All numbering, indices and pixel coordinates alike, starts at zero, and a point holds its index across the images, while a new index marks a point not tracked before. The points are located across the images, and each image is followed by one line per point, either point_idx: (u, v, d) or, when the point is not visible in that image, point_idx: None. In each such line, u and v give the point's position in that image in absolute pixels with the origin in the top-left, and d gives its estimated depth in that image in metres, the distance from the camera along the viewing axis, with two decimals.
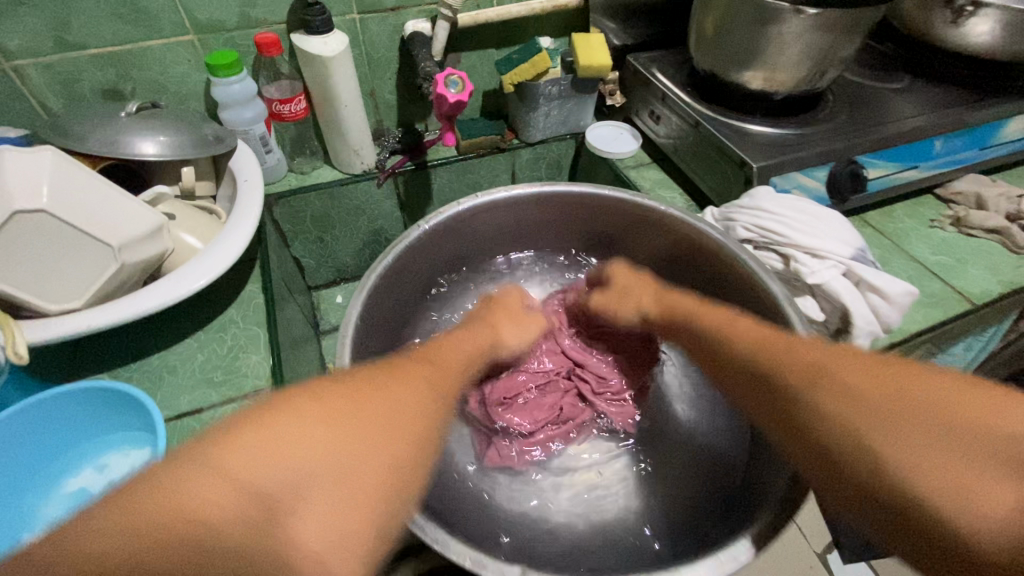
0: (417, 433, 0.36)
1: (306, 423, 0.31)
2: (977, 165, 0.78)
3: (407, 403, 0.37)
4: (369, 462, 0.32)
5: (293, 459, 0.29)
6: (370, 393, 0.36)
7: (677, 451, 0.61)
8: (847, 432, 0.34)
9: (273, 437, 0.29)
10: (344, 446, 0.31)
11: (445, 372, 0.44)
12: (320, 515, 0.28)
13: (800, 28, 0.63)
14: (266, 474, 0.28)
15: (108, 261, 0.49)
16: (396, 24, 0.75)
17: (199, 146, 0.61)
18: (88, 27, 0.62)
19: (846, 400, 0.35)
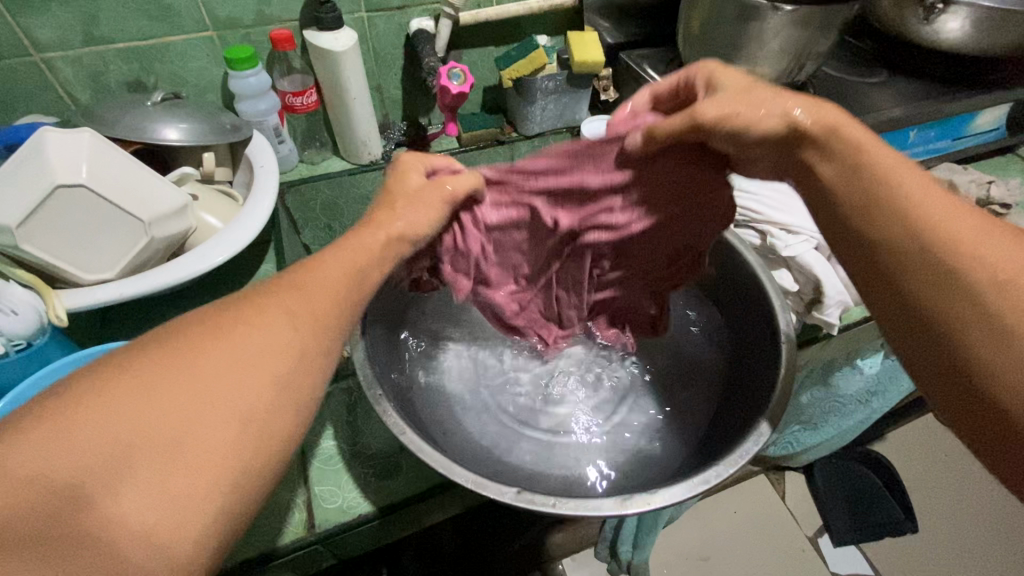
0: (266, 379, 0.32)
1: (110, 396, 0.28)
2: (950, 154, 0.83)
3: (259, 345, 0.33)
4: (200, 429, 0.29)
5: (90, 445, 0.27)
6: (198, 345, 0.32)
7: (680, 377, 0.64)
8: (987, 323, 0.34)
9: (75, 419, 0.27)
10: (168, 414, 0.29)
11: (326, 297, 0.38)
12: (143, 494, 0.27)
13: (778, 24, 0.67)
14: (54, 462, 0.26)
15: (138, 235, 0.53)
16: (402, 22, 0.80)
17: (218, 134, 0.66)
18: (115, 23, 0.67)
19: (998, 291, 0.34)
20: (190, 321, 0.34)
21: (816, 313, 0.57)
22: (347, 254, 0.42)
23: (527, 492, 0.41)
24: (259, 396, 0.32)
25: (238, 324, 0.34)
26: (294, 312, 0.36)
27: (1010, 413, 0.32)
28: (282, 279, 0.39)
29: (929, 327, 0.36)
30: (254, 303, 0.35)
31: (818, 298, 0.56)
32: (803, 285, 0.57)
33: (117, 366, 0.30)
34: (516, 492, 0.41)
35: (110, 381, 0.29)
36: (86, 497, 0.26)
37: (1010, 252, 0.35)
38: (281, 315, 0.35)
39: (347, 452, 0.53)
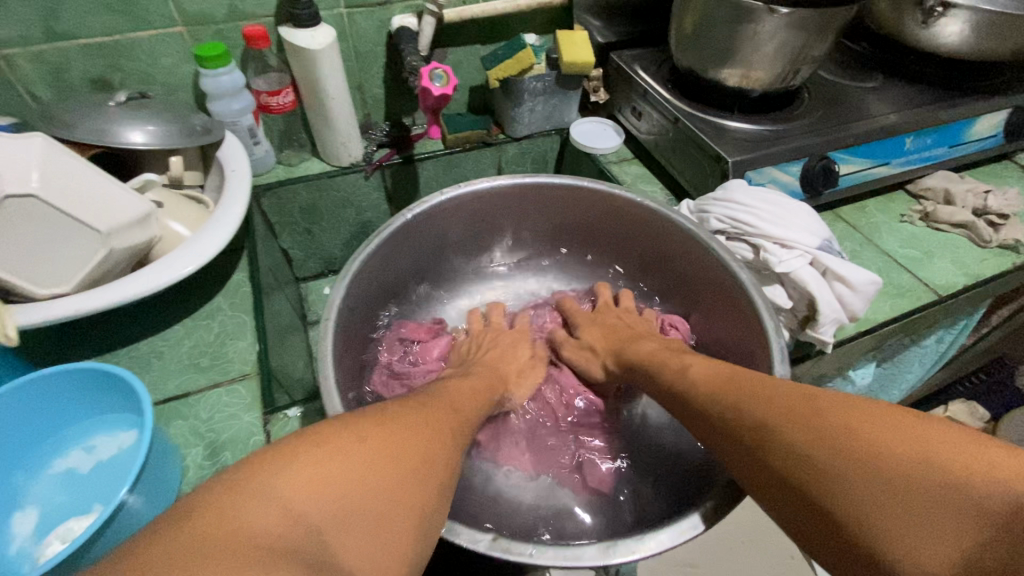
0: (430, 473, 0.40)
1: (345, 450, 0.35)
2: (947, 162, 0.81)
3: (425, 442, 0.41)
4: (395, 500, 0.36)
5: (332, 489, 0.33)
6: (397, 431, 0.40)
7: (648, 458, 0.61)
8: (801, 456, 0.38)
9: (326, 467, 0.34)
10: (375, 476, 0.36)
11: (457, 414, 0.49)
12: (359, 545, 0.33)
13: (773, 26, 0.65)
14: (308, 500, 0.32)
15: (96, 246, 0.50)
16: (383, 19, 0.77)
17: (187, 136, 0.62)
18: (78, 18, 0.63)
19: (797, 426, 0.40)
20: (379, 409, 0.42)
21: (810, 331, 0.55)
22: (473, 384, 0.56)
23: (503, 540, 0.39)
24: (433, 485, 0.39)
25: (417, 423, 0.42)
26: (456, 422, 0.47)
27: (834, 524, 0.36)
28: (433, 397, 0.49)
29: (753, 448, 0.42)
30: (422, 408, 0.46)
31: (813, 314, 0.54)
32: (797, 302, 0.55)
33: (350, 427, 0.38)
34: (490, 541, 0.39)
35: (344, 434, 0.37)
36: (320, 531, 0.31)
37: (811, 399, 0.41)
38: (444, 421, 0.46)
39: None
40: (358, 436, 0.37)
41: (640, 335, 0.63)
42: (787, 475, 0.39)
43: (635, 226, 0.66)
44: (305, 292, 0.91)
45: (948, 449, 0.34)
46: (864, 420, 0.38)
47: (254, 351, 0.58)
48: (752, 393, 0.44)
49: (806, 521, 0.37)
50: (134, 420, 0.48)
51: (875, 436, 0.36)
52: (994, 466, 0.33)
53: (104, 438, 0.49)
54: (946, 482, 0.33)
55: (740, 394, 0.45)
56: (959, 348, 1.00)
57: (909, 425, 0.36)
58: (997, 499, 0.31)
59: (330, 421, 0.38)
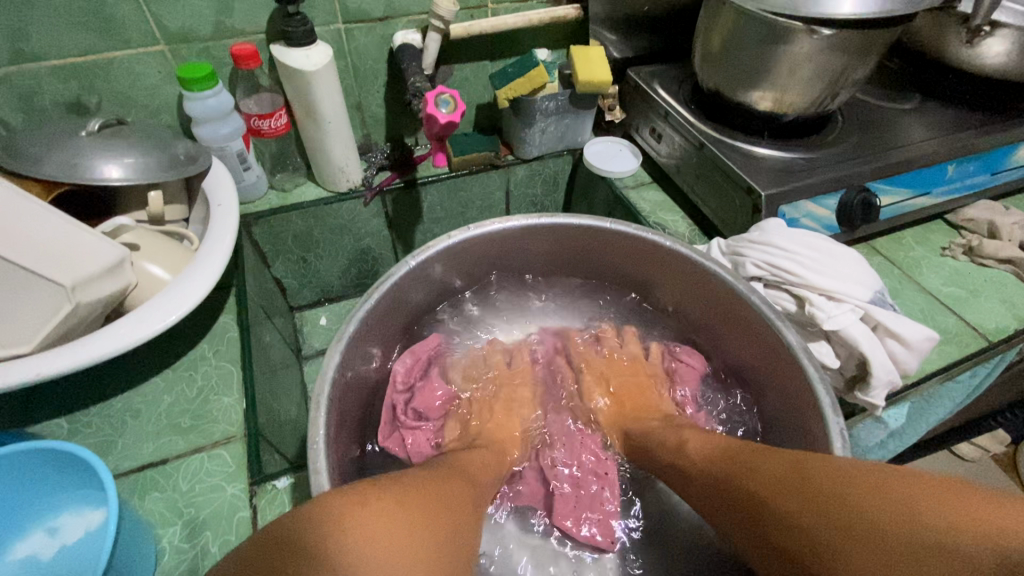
0: (455, 538, 0.39)
1: (381, 508, 0.35)
2: (989, 190, 0.75)
3: (444, 509, 0.40)
4: (430, 552, 0.35)
5: (376, 535, 0.33)
6: (421, 496, 0.40)
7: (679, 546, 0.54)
8: (796, 528, 0.37)
9: (368, 518, 0.34)
10: (412, 534, 0.35)
11: (467, 479, 0.48)
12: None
13: (812, 48, 0.59)
14: (356, 559, 0.31)
15: (60, 302, 0.44)
16: (384, 34, 0.71)
17: (168, 168, 0.56)
18: (48, 37, 0.57)
19: (789, 496, 0.38)
20: (403, 476, 0.42)
21: (860, 394, 0.49)
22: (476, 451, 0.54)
23: None
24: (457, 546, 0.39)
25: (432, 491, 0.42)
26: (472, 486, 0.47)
27: None
28: (446, 467, 0.48)
29: (759, 524, 0.40)
30: (432, 475, 0.45)
31: (863, 375, 0.48)
32: (846, 361, 0.50)
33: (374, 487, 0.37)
34: None
35: (383, 494, 0.37)
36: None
37: (802, 463, 0.40)
38: (464, 490, 0.45)
39: None
40: (386, 494, 0.37)
41: (652, 410, 0.60)
42: (791, 551, 0.37)
43: (661, 268, 0.61)
44: (299, 323, 0.87)
45: (938, 506, 0.32)
46: (856, 484, 0.36)
47: (239, 409, 0.52)
48: (752, 464, 0.43)
49: None
50: (100, 498, 0.43)
51: (857, 496, 0.35)
52: (981, 518, 0.30)
53: (69, 519, 0.43)
54: (929, 538, 0.31)
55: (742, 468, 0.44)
56: (993, 381, 0.94)
57: (889, 481, 0.35)
58: (982, 548, 0.29)
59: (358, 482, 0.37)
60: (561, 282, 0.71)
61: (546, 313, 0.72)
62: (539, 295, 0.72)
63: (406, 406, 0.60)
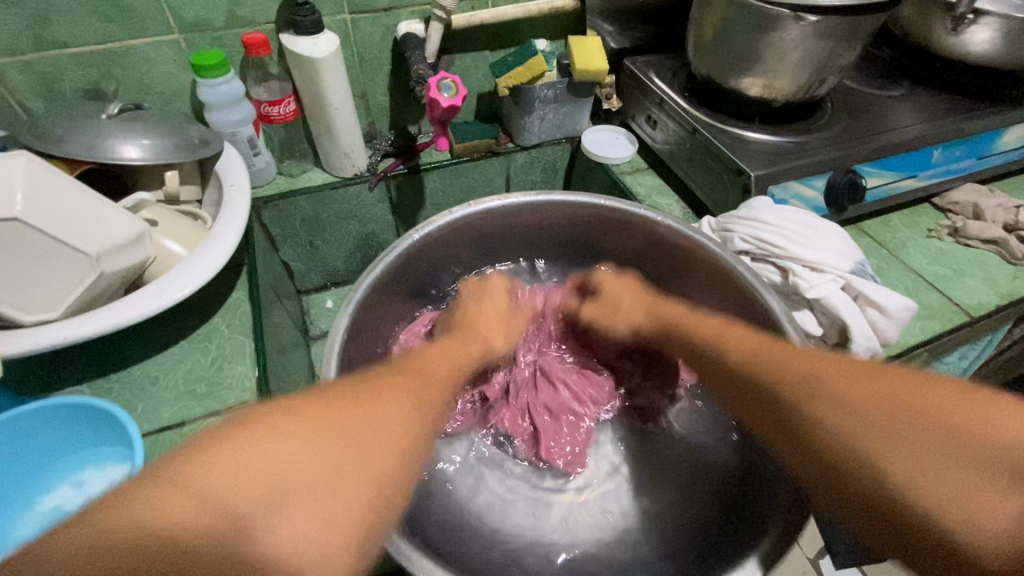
0: (391, 451, 0.36)
1: (267, 443, 0.31)
2: (975, 174, 0.78)
3: (380, 421, 0.37)
4: (341, 483, 0.32)
5: (253, 476, 0.29)
6: (348, 409, 0.36)
7: (679, 466, 0.59)
8: (849, 438, 0.35)
9: (244, 457, 0.29)
10: (322, 458, 0.32)
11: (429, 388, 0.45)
12: (296, 523, 0.29)
13: (799, 34, 0.62)
14: (234, 487, 0.28)
15: (86, 270, 0.47)
16: (388, 25, 0.74)
17: (183, 150, 0.59)
18: (69, 25, 0.60)
19: (847, 405, 0.36)
20: (335, 388, 0.38)
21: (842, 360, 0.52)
22: (446, 348, 0.53)
23: None
24: (384, 458, 0.35)
25: (366, 401, 0.38)
26: (414, 395, 0.42)
27: (892, 501, 0.32)
28: (401, 369, 0.45)
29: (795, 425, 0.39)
30: (382, 381, 0.41)
31: (845, 342, 0.51)
32: (828, 329, 0.52)
33: (269, 413, 0.33)
34: None
35: (273, 427, 0.32)
36: (252, 524, 0.28)
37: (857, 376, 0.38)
38: (402, 396, 0.41)
39: None
40: (277, 425, 0.32)
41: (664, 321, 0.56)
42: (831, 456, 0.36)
43: (649, 241, 0.63)
44: (306, 305, 0.89)
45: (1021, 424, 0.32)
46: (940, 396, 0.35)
47: (252, 375, 0.55)
48: (796, 368, 0.41)
49: (858, 506, 0.34)
50: (124, 454, 0.45)
51: (942, 415, 0.34)
52: None
53: (94, 473, 0.46)
54: (1011, 458, 0.31)
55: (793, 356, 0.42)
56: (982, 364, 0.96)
57: (964, 400, 0.34)
58: None
59: (250, 410, 0.33)
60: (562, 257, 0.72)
61: (550, 282, 0.73)
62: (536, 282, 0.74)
63: None
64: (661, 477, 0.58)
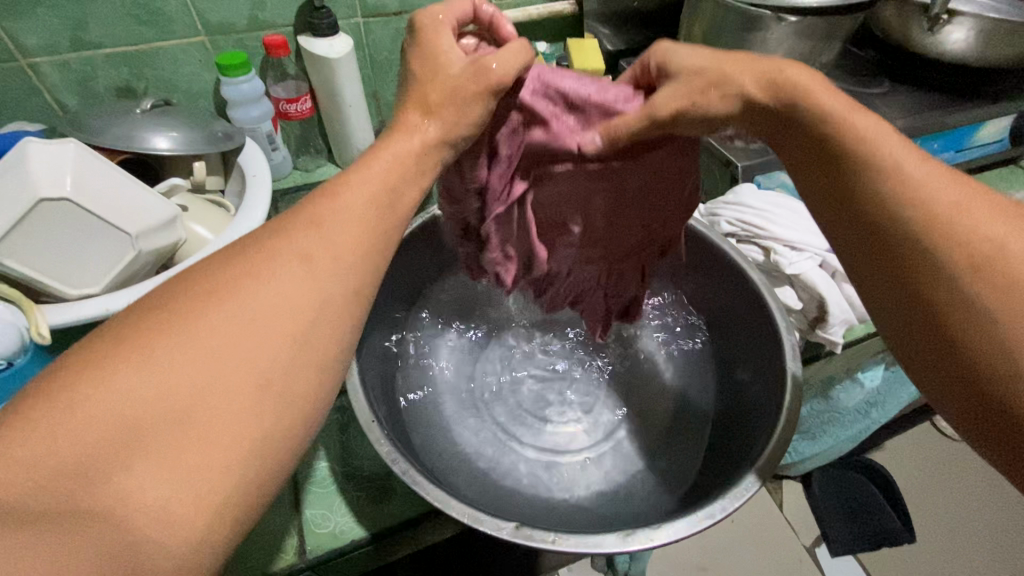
0: (284, 332, 0.30)
1: (99, 381, 0.25)
2: (954, 166, 0.82)
3: (266, 301, 0.30)
4: (214, 394, 0.26)
5: (95, 422, 0.24)
6: (222, 296, 0.29)
7: (660, 407, 0.61)
8: (952, 260, 0.32)
9: (83, 400, 0.24)
10: (192, 372, 0.26)
11: (351, 231, 0.35)
12: (157, 465, 0.24)
13: (781, 34, 0.66)
14: (74, 435, 0.24)
15: (124, 248, 0.52)
16: (399, 28, 0.79)
17: (210, 142, 0.64)
18: (104, 27, 0.65)
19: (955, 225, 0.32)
20: (209, 268, 0.31)
21: (819, 332, 0.55)
22: (395, 155, 0.39)
23: (525, 527, 0.39)
24: (271, 352, 0.29)
25: (248, 280, 0.30)
26: (306, 257, 0.32)
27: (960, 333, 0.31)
28: (304, 213, 0.35)
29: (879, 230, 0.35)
30: (274, 236, 0.33)
31: (822, 316, 0.55)
32: (807, 302, 0.56)
33: (123, 333, 0.27)
34: (513, 528, 0.39)
35: (118, 353, 0.26)
36: (99, 478, 0.23)
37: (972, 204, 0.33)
38: (294, 260, 0.32)
39: (341, 475, 0.51)
40: (123, 353, 0.26)
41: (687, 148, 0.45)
42: (915, 273, 0.33)
43: None
44: None
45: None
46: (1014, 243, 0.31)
47: None
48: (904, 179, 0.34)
49: (918, 324, 0.33)
50: None
51: None
52: None
53: None
54: None
55: (858, 181, 0.36)
56: None
57: None
58: None
59: (112, 330, 0.28)
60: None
61: None
62: None
63: None
64: (639, 420, 0.60)
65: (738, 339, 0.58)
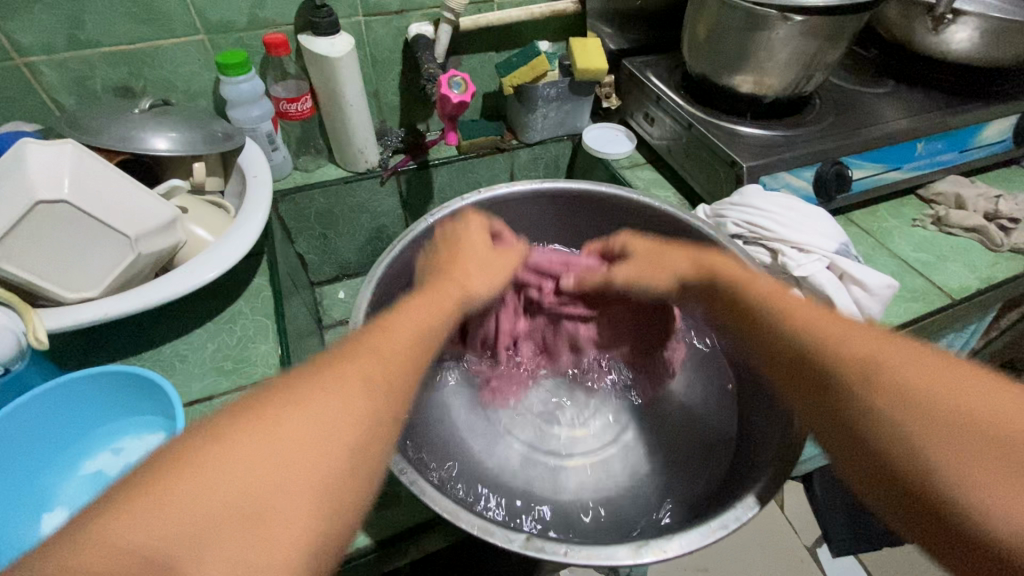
0: (347, 443, 0.30)
1: (182, 474, 0.25)
2: (957, 167, 0.82)
3: (339, 409, 0.31)
4: (286, 496, 0.26)
5: (179, 511, 0.24)
6: (302, 399, 0.30)
7: (669, 419, 0.59)
8: (872, 400, 0.32)
9: (170, 491, 0.24)
10: (270, 472, 0.27)
11: (405, 356, 0.37)
12: (227, 561, 0.24)
13: (786, 33, 0.66)
14: (152, 527, 0.23)
15: (124, 251, 0.51)
16: (400, 27, 0.78)
17: (209, 142, 0.63)
18: (102, 26, 0.64)
19: (870, 365, 0.33)
20: (288, 375, 0.32)
21: None
22: (433, 300, 0.45)
23: (537, 538, 0.38)
24: (335, 461, 0.29)
25: (330, 386, 0.32)
26: (372, 376, 0.34)
27: (895, 469, 0.31)
28: (369, 334, 0.38)
29: (801, 370, 0.37)
30: (348, 355, 0.35)
31: None
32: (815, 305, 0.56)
33: (209, 425, 0.28)
34: (524, 540, 0.38)
35: (203, 447, 0.26)
36: (173, 572, 0.23)
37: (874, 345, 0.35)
38: (364, 378, 0.33)
39: None
40: (208, 447, 0.26)
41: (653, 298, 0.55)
42: (843, 413, 0.34)
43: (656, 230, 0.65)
44: (320, 297, 0.93)
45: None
46: (943, 380, 0.31)
47: (276, 354, 0.58)
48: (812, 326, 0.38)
49: (855, 460, 0.33)
50: (161, 422, 0.49)
51: (981, 405, 0.30)
52: None
53: (132, 440, 0.49)
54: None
55: (769, 331, 0.40)
56: (972, 353, 0.98)
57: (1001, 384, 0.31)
58: None
59: (200, 421, 0.28)
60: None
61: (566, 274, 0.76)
62: None
63: None
64: (653, 430, 0.59)
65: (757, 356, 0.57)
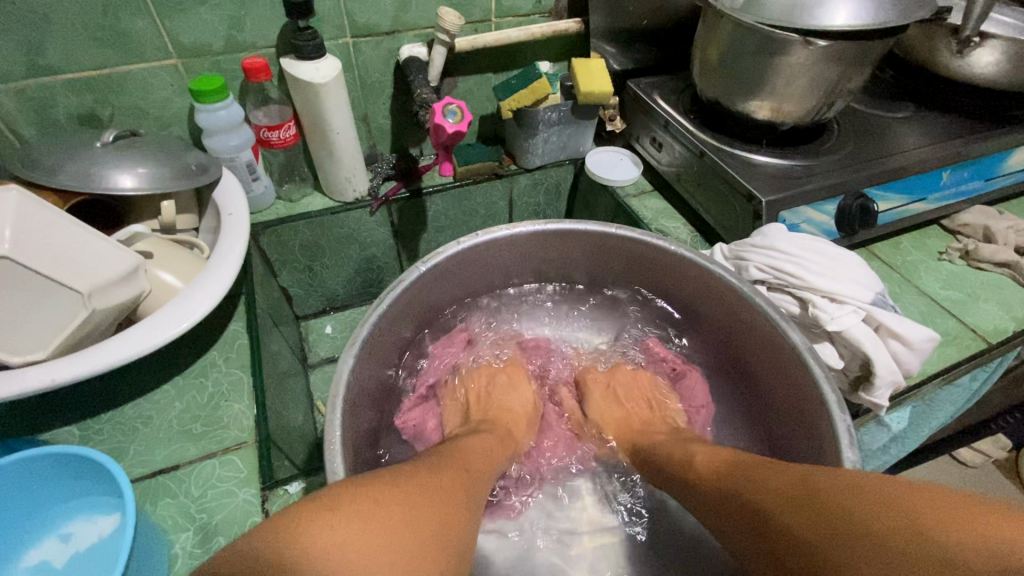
0: (458, 518, 0.39)
1: (371, 497, 0.34)
2: (983, 196, 0.77)
3: (452, 493, 0.41)
4: (429, 532, 0.35)
5: (371, 519, 0.32)
6: (431, 480, 0.40)
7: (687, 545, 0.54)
8: (804, 545, 0.35)
9: (366, 505, 0.33)
10: (421, 514, 0.35)
11: (479, 469, 0.48)
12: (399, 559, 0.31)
13: (808, 59, 0.61)
14: (358, 523, 0.31)
15: (75, 307, 0.45)
16: (391, 48, 0.73)
17: (180, 178, 0.57)
18: (64, 51, 0.59)
19: (794, 509, 0.37)
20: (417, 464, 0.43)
21: (864, 394, 0.50)
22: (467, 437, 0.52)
23: None
24: (454, 528, 0.38)
25: (444, 477, 0.42)
26: (469, 479, 0.45)
27: None
28: (450, 453, 0.48)
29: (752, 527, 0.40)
30: (443, 463, 0.45)
31: (867, 376, 0.49)
32: (849, 361, 0.50)
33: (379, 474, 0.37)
34: None
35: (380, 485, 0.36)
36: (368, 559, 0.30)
37: (790, 485, 0.38)
38: (463, 480, 0.44)
39: None
40: (384, 485, 0.36)
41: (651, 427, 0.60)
42: (789, 561, 0.36)
43: (676, 276, 0.61)
44: (306, 331, 0.88)
45: (940, 516, 0.30)
46: (855, 501, 0.34)
47: (250, 415, 0.52)
48: (755, 481, 0.42)
49: None
50: (115, 503, 0.43)
51: (884, 520, 0.32)
52: (989, 532, 0.28)
53: (82, 524, 0.43)
54: (944, 559, 0.28)
55: (723, 491, 0.44)
56: (994, 386, 0.93)
57: (900, 492, 0.33)
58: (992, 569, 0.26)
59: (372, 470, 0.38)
60: (592, 299, 0.72)
61: (575, 313, 0.72)
62: (567, 313, 0.72)
63: (423, 390, 0.63)
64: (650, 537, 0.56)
65: (790, 444, 0.51)
